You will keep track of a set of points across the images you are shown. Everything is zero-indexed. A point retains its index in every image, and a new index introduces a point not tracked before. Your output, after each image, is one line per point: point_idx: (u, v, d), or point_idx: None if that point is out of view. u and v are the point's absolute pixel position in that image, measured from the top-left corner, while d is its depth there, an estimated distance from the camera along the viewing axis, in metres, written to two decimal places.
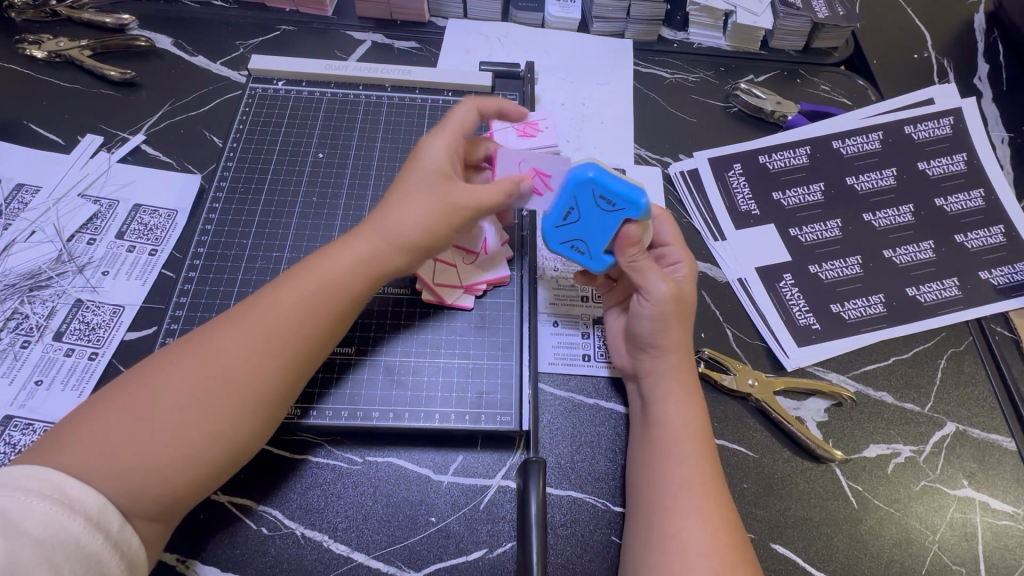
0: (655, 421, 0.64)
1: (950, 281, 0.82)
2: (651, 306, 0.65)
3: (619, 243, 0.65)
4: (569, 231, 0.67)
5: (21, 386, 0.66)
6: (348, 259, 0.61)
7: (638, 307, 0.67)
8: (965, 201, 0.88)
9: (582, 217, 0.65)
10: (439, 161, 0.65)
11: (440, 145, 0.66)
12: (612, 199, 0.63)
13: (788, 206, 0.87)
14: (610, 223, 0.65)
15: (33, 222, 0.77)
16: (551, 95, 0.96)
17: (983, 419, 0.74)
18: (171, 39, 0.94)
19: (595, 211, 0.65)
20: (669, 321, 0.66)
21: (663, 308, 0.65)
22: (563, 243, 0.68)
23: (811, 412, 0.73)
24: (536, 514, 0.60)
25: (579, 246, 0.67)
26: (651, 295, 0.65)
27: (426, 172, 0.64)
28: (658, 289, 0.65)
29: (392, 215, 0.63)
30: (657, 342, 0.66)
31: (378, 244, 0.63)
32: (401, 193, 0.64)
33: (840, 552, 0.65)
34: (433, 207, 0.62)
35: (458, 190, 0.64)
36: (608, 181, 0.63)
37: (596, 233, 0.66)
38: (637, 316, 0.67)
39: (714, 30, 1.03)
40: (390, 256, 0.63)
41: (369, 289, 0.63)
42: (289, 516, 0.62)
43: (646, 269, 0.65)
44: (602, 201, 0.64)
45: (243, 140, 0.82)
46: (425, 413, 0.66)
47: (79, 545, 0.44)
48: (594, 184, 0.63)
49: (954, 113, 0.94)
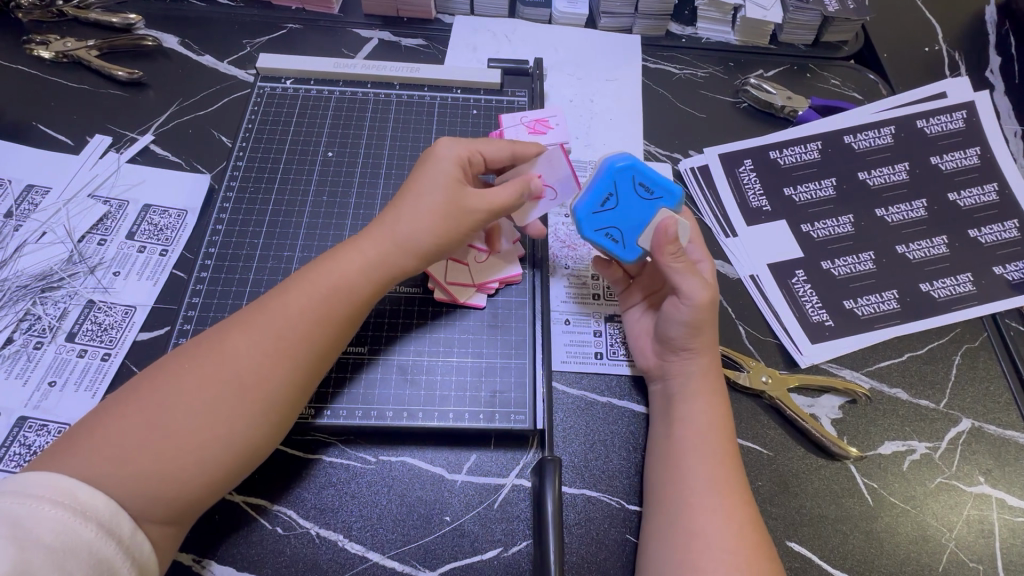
0: (680, 419, 0.64)
1: (965, 276, 0.82)
2: (689, 310, 0.64)
3: (660, 235, 0.65)
4: (605, 217, 0.68)
5: (35, 386, 0.66)
6: (360, 263, 0.62)
7: (672, 309, 0.65)
8: (979, 194, 0.87)
9: (621, 203, 0.68)
10: (451, 165, 0.66)
11: (456, 152, 0.67)
12: (650, 185, 0.68)
13: (800, 202, 0.86)
14: (648, 209, 0.68)
15: (44, 223, 0.77)
16: (560, 91, 0.95)
17: (999, 415, 0.74)
18: (178, 38, 0.94)
19: (633, 198, 0.68)
20: (702, 326, 0.65)
21: (699, 314, 0.64)
22: (598, 231, 0.68)
23: (825, 409, 0.73)
24: (552, 513, 0.59)
25: (613, 233, 0.68)
26: (688, 297, 0.64)
27: (439, 177, 0.65)
28: (695, 291, 0.64)
29: (404, 219, 0.64)
30: (689, 344, 0.65)
31: (388, 247, 0.63)
32: (413, 196, 0.65)
33: (856, 549, 0.65)
34: (444, 212, 0.64)
35: (468, 196, 0.65)
36: (647, 171, 0.68)
37: (633, 220, 0.68)
38: (670, 319, 0.65)
39: (723, 24, 1.02)
40: (400, 258, 0.63)
41: (379, 293, 0.63)
42: (304, 515, 0.62)
43: (684, 266, 0.64)
44: (641, 188, 0.68)
45: (252, 138, 0.82)
46: (439, 413, 0.66)
47: (91, 551, 0.44)
48: (634, 170, 0.68)
49: (967, 107, 0.93)
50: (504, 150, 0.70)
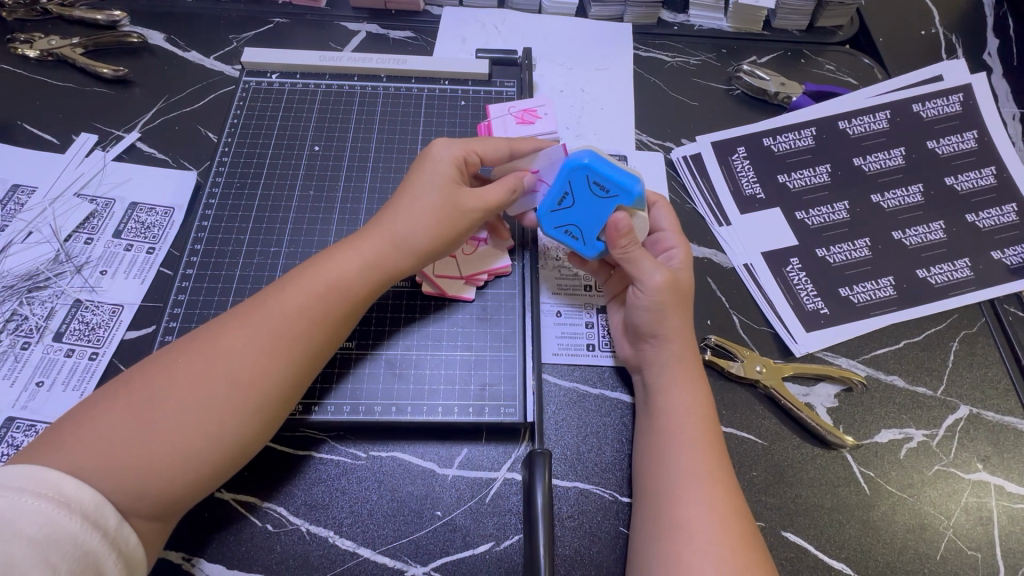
0: (660, 409, 0.63)
1: (962, 261, 0.81)
2: (646, 297, 0.64)
3: (609, 233, 0.64)
4: (561, 217, 0.67)
5: (23, 387, 0.66)
6: (357, 262, 0.61)
7: (635, 298, 0.65)
8: (976, 178, 0.86)
9: (576, 204, 0.66)
10: (446, 165, 0.65)
11: (453, 151, 0.66)
12: (606, 185, 0.64)
13: (794, 188, 0.85)
14: (603, 209, 0.65)
15: (30, 223, 0.76)
16: (550, 81, 0.94)
17: (998, 401, 0.73)
18: (164, 34, 0.93)
19: (588, 196, 0.65)
20: (666, 310, 0.64)
21: (658, 297, 0.64)
22: (557, 229, 0.68)
23: (821, 397, 0.72)
24: (543, 506, 0.58)
25: (572, 231, 0.68)
26: (643, 284, 0.64)
27: (435, 177, 0.65)
28: (651, 277, 0.64)
29: (400, 218, 0.63)
30: (657, 331, 0.64)
31: (385, 245, 0.63)
32: (410, 196, 0.64)
33: (853, 538, 0.64)
34: (441, 211, 0.63)
35: (465, 196, 0.64)
36: (604, 167, 0.63)
37: (589, 218, 0.66)
38: (633, 307, 0.65)
39: (715, 11, 1.01)
40: (396, 257, 0.63)
41: (375, 291, 0.63)
42: (294, 513, 0.61)
43: (639, 258, 0.64)
44: (595, 187, 0.64)
45: (238, 135, 0.81)
46: (428, 407, 0.66)
47: (76, 543, 0.43)
48: (589, 170, 0.63)
49: (964, 90, 0.92)
50: (501, 147, 0.69)
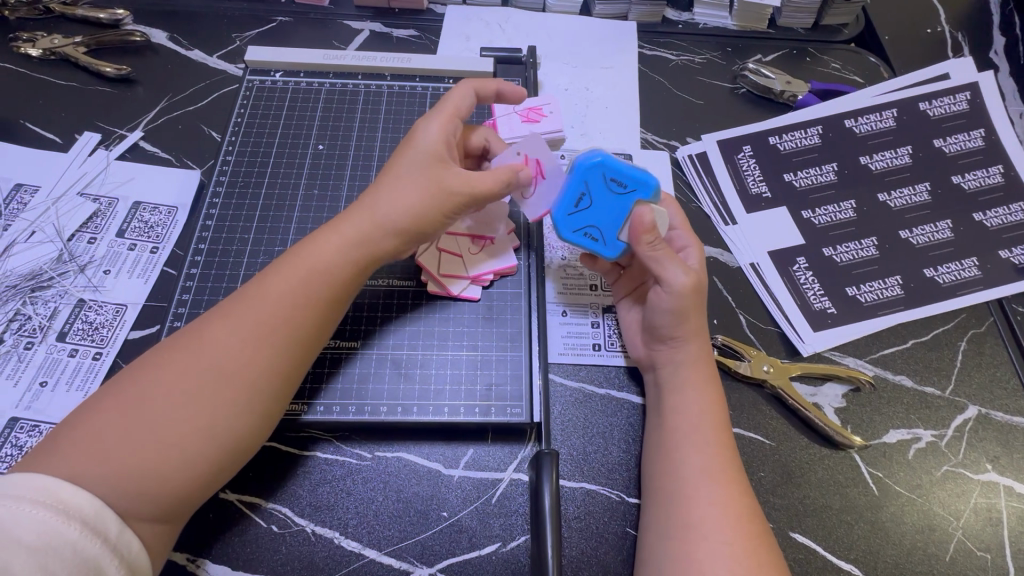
0: (671, 408, 0.63)
1: (970, 260, 0.80)
2: (671, 298, 0.63)
3: (635, 228, 0.63)
4: (582, 218, 0.66)
5: (26, 387, 0.66)
6: (341, 248, 0.61)
7: (657, 299, 0.64)
8: (983, 176, 0.85)
9: (596, 203, 0.66)
10: (431, 146, 0.64)
11: (434, 130, 0.65)
12: (623, 180, 0.65)
13: (800, 187, 0.85)
14: (623, 205, 0.65)
15: (33, 222, 0.76)
16: (555, 80, 0.94)
17: (1006, 401, 0.72)
18: (167, 33, 0.93)
19: (607, 194, 0.65)
20: (689, 312, 0.64)
21: (683, 300, 0.63)
22: (576, 232, 0.67)
23: (829, 398, 0.71)
24: (550, 508, 0.58)
25: (592, 232, 0.66)
26: (670, 286, 0.63)
27: (421, 158, 0.64)
28: (677, 279, 0.63)
29: (384, 201, 0.62)
30: (677, 333, 0.64)
31: (367, 229, 0.61)
32: (394, 179, 0.63)
33: (861, 539, 0.64)
34: (425, 192, 0.62)
35: (449, 173, 0.63)
36: (618, 164, 0.65)
37: (609, 215, 0.65)
38: (655, 308, 0.65)
39: (720, 9, 1.00)
40: (380, 241, 0.62)
41: (361, 274, 0.62)
42: (299, 513, 0.61)
43: (664, 257, 0.63)
44: (613, 183, 0.65)
45: (241, 133, 0.81)
46: (434, 407, 0.65)
47: (74, 551, 0.43)
48: (605, 167, 0.65)
49: (971, 88, 0.91)
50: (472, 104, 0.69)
